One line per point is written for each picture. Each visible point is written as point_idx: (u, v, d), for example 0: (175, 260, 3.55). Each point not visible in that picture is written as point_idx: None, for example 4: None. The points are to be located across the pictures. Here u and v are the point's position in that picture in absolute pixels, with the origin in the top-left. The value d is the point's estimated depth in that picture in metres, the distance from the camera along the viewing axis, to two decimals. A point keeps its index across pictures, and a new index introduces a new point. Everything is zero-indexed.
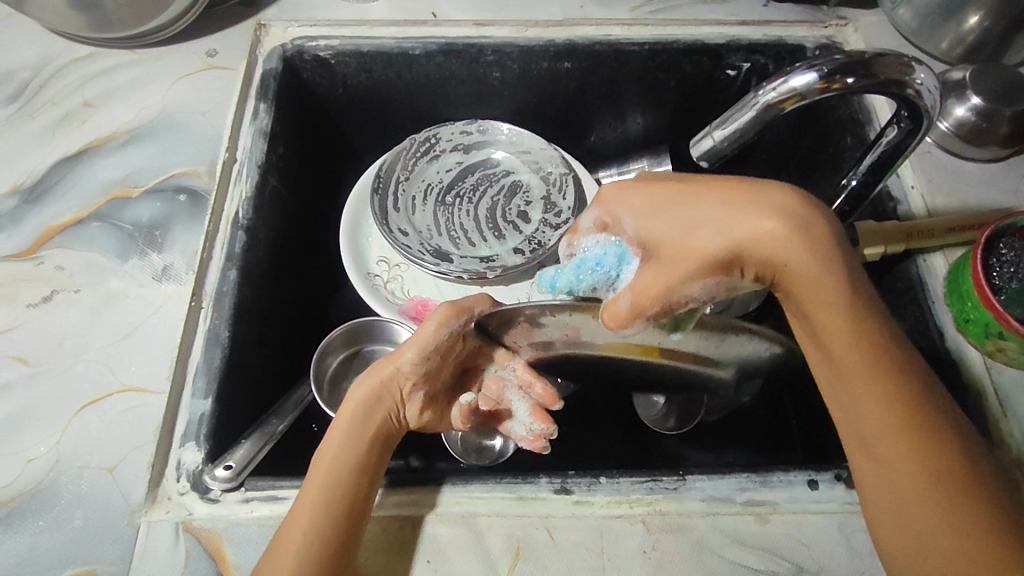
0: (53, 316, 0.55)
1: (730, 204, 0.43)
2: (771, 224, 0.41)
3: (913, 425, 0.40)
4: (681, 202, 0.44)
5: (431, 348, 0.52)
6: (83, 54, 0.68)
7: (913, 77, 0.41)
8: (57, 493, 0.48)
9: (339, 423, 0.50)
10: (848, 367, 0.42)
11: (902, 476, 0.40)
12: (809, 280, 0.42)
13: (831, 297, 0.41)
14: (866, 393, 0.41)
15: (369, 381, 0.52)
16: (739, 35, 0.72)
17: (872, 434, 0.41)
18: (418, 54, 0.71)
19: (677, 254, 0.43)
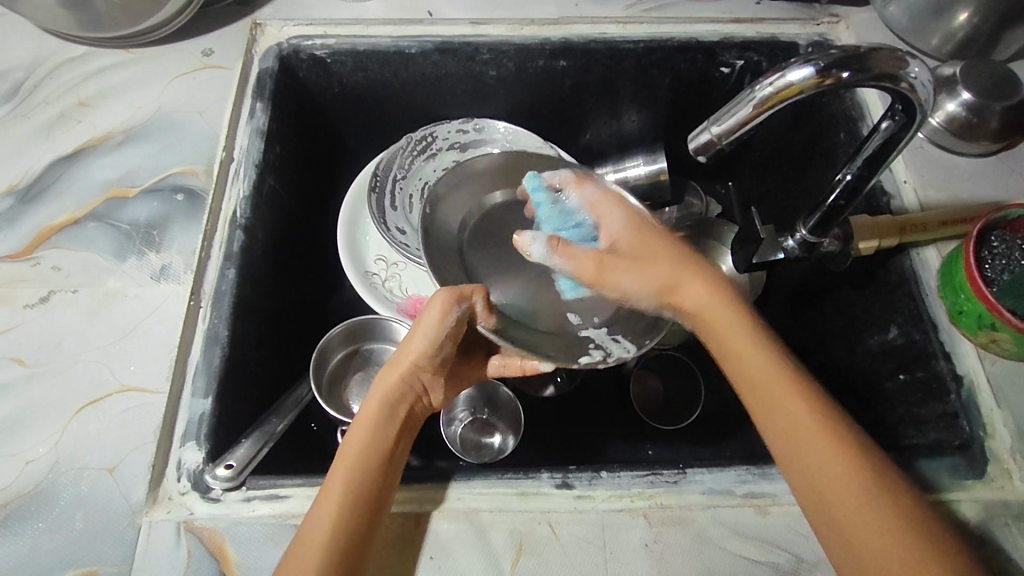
0: (50, 317, 0.55)
1: (661, 248, 0.51)
2: (689, 261, 0.51)
3: (833, 427, 0.44)
4: (641, 241, 0.51)
5: (440, 338, 0.50)
6: (78, 53, 0.68)
7: (907, 72, 0.42)
8: (56, 495, 0.48)
9: (366, 414, 0.49)
10: (773, 390, 0.46)
11: (838, 484, 0.43)
12: (725, 320, 0.49)
13: (738, 317, 0.49)
14: (796, 410, 0.45)
15: (383, 380, 0.50)
16: (732, 32, 0.73)
17: (799, 443, 0.44)
18: (414, 53, 0.71)
19: (633, 271, 0.50)
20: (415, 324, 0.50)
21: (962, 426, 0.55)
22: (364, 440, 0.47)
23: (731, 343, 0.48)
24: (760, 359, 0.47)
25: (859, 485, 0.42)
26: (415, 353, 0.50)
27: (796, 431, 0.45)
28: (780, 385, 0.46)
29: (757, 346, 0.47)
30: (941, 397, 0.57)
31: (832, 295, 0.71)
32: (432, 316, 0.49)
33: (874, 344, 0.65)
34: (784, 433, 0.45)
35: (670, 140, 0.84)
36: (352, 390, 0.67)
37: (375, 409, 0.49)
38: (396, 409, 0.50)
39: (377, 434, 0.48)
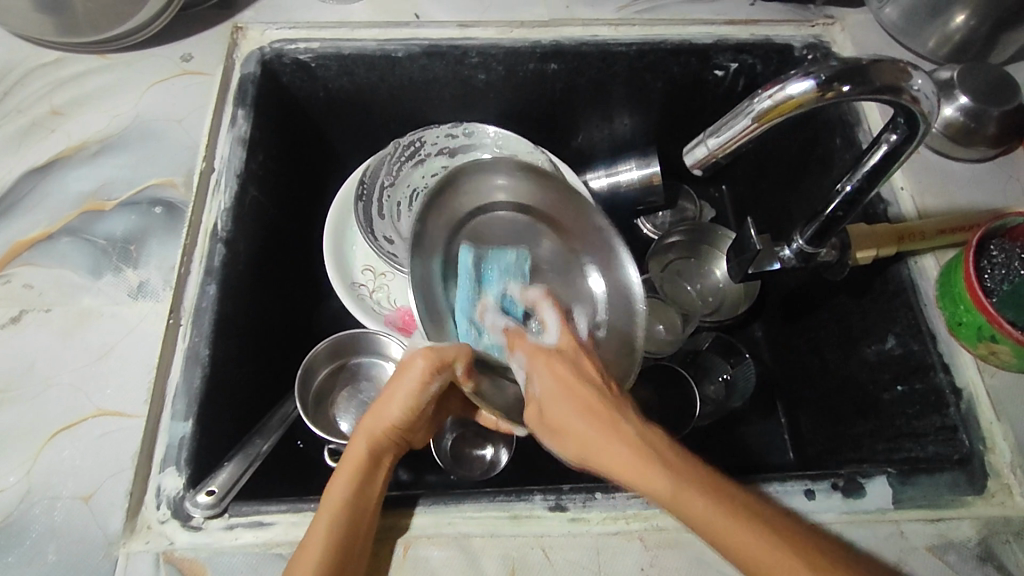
0: (23, 337, 0.53)
1: (567, 395, 0.47)
2: (577, 360, 0.49)
3: (752, 514, 0.40)
4: (556, 375, 0.48)
5: (422, 393, 0.48)
6: (51, 59, 0.65)
7: (909, 84, 0.40)
8: (29, 527, 0.46)
9: (345, 466, 0.48)
10: (666, 493, 0.41)
11: (769, 566, 0.38)
12: (583, 424, 0.45)
13: (614, 442, 0.44)
14: (702, 507, 0.40)
15: (363, 440, 0.49)
16: (726, 34, 0.71)
17: (721, 536, 0.39)
18: (401, 57, 0.69)
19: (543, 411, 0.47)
20: (400, 372, 0.48)
21: (962, 440, 0.54)
22: (353, 480, 0.46)
23: (600, 444, 0.44)
24: (645, 471, 0.42)
25: (796, 566, 0.38)
26: (401, 400, 0.48)
27: (713, 531, 0.40)
28: (664, 472, 0.42)
29: (614, 454, 0.43)
30: (940, 410, 0.56)
31: (828, 303, 0.69)
32: (418, 365, 0.47)
33: (871, 354, 0.63)
34: (710, 529, 0.40)
35: (663, 144, 0.83)
36: (339, 406, 0.65)
37: (363, 451, 0.48)
38: (381, 455, 0.49)
39: (363, 477, 0.47)
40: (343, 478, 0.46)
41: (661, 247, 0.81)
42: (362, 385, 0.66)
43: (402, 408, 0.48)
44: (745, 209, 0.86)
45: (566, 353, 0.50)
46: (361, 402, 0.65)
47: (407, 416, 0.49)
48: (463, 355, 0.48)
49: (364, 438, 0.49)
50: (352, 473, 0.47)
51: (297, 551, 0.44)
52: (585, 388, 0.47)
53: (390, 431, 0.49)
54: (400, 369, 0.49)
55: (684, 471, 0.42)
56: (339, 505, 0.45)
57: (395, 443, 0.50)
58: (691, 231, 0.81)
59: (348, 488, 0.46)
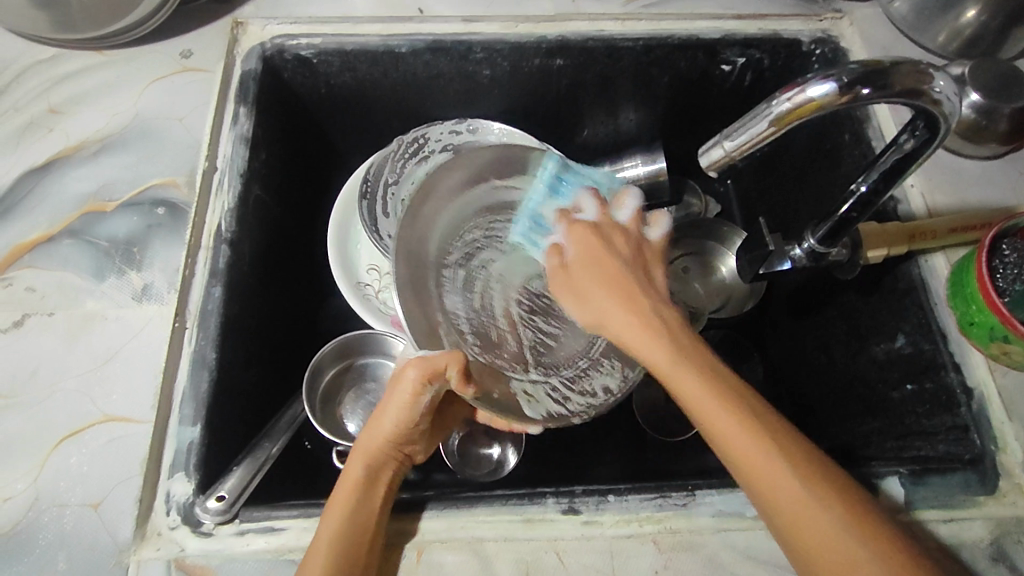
0: (25, 342, 0.52)
1: (597, 276, 0.50)
2: (626, 257, 0.51)
3: (787, 447, 0.41)
4: (584, 249, 0.52)
5: (413, 406, 0.47)
6: (47, 56, 0.64)
7: (931, 86, 0.40)
8: (37, 535, 0.46)
9: (347, 481, 0.47)
10: (704, 409, 0.43)
11: (787, 497, 0.40)
12: (647, 352, 0.46)
13: (657, 341, 0.46)
14: (741, 433, 0.41)
15: (361, 459, 0.48)
16: (734, 29, 0.70)
17: (748, 462, 0.41)
18: (405, 52, 0.68)
19: (583, 263, 0.51)
20: (393, 386, 0.48)
21: (973, 439, 0.54)
22: (352, 496, 0.46)
23: (661, 369, 0.45)
24: (686, 383, 0.44)
25: (817, 507, 0.39)
26: (394, 412, 0.48)
27: (745, 457, 0.41)
28: (708, 398, 0.43)
29: (657, 356, 0.46)
30: (951, 409, 0.56)
31: (836, 300, 0.69)
32: (409, 376, 0.46)
33: (880, 352, 0.63)
34: (736, 455, 0.42)
35: (668, 139, 0.82)
36: (346, 407, 0.64)
37: (361, 467, 0.48)
38: (380, 472, 0.49)
39: (365, 493, 0.46)
40: (343, 494, 0.46)
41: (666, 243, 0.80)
42: (369, 386, 0.66)
43: (396, 420, 0.48)
44: (748, 203, 0.86)
45: (601, 229, 0.53)
46: (368, 402, 0.65)
47: (403, 429, 0.48)
48: (454, 364, 0.44)
49: (361, 456, 0.48)
50: (351, 489, 0.46)
51: (305, 555, 0.44)
52: (630, 292, 0.49)
53: (386, 445, 0.49)
54: (395, 380, 0.48)
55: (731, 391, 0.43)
56: (342, 520, 0.44)
57: (394, 458, 0.50)
58: (697, 228, 0.80)
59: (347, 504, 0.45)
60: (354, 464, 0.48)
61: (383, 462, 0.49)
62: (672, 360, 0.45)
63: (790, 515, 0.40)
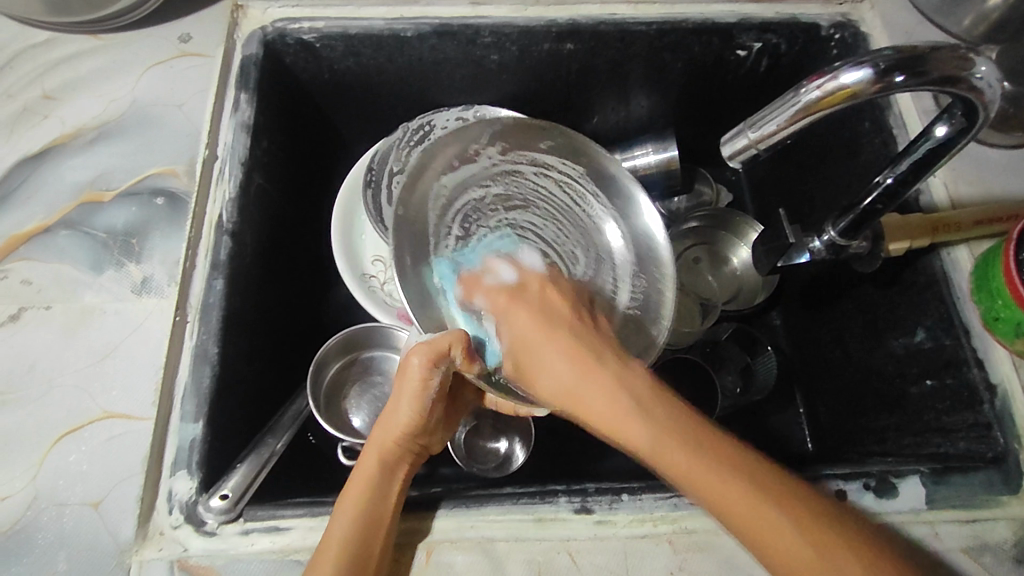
0: (23, 336, 0.51)
1: (536, 326, 0.49)
2: (540, 299, 0.51)
3: (749, 472, 0.40)
4: (522, 325, 0.49)
5: (422, 393, 0.48)
6: (41, 40, 0.62)
7: (972, 72, 0.38)
8: (38, 534, 0.45)
9: (361, 472, 0.47)
10: (653, 445, 0.41)
11: (751, 520, 0.39)
12: (588, 398, 0.44)
13: (595, 384, 0.45)
14: (687, 465, 0.40)
15: (375, 452, 0.48)
16: (751, 12, 0.68)
17: (704, 486, 0.40)
18: (410, 37, 0.65)
19: (529, 346, 0.48)
20: (401, 375, 0.48)
21: (996, 438, 0.53)
22: (366, 490, 0.46)
23: (602, 415, 0.44)
24: (624, 421, 0.43)
25: (775, 516, 0.38)
26: (408, 401, 0.48)
27: (687, 479, 0.40)
28: (653, 435, 0.42)
29: (589, 399, 0.44)
30: (973, 407, 0.54)
31: (851, 292, 0.67)
32: (415, 363, 0.46)
33: (898, 347, 0.61)
34: (687, 483, 0.41)
35: (680, 126, 0.80)
36: (351, 400, 0.63)
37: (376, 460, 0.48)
38: (398, 465, 0.49)
39: (380, 486, 0.46)
40: (355, 490, 0.45)
41: (678, 232, 0.78)
42: (375, 379, 0.64)
43: (410, 412, 0.48)
44: (761, 193, 0.84)
45: (524, 294, 0.51)
46: (374, 396, 0.63)
47: (418, 420, 0.49)
48: (459, 342, 0.46)
49: (376, 450, 0.48)
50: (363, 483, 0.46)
51: (314, 557, 0.43)
52: (562, 326, 0.49)
53: (402, 440, 0.49)
54: (402, 372, 0.49)
55: (662, 423, 0.42)
56: (356, 513, 0.44)
57: (410, 452, 0.50)
58: (708, 217, 0.78)
59: (359, 501, 0.45)
60: (368, 459, 0.48)
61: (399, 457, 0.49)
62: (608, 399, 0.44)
63: (761, 538, 0.38)
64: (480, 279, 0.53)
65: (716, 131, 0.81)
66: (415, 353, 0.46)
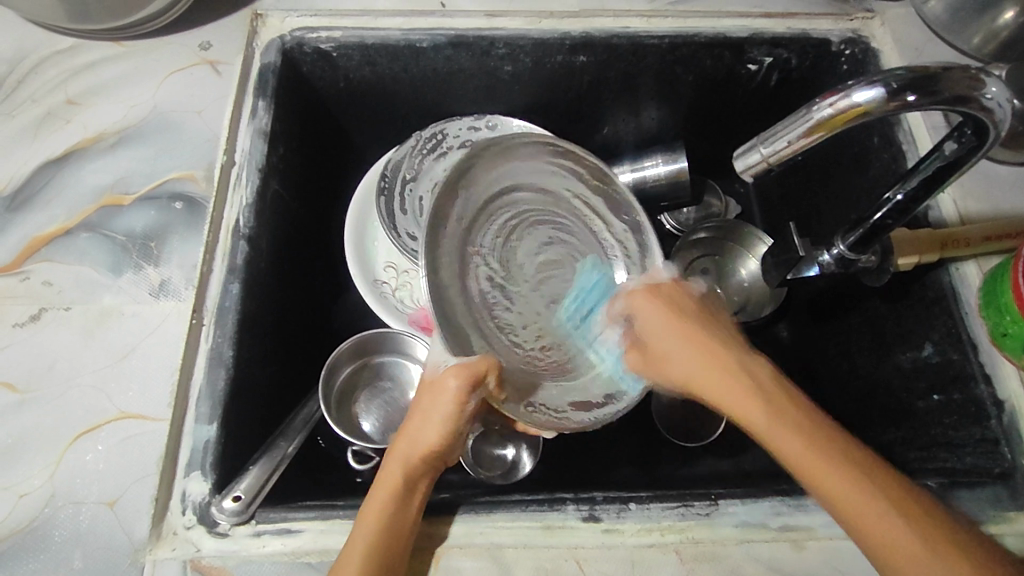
0: (42, 336, 0.51)
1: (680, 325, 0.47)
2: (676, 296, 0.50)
3: (867, 475, 0.41)
4: (652, 322, 0.48)
5: (452, 416, 0.47)
6: (66, 46, 0.63)
7: (983, 92, 0.39)
8: (53, 533, 0.45)
9: (383, 485, 0.46)
10: (769, 426, 0.42)
11: (870, 517, 0.40)
12: (718, 384, 0.44)
13: (727, 371, 0.44)
14: (770, 418, 0.42)
15: (400, 466, 0.47)
16: (762, 27, 0.68)
17: (811, 471, 0.41)
18: (426, 47, 0.66)
19: (657, 350, 0.48)
20: (430, 394, 0.48)
21: (1003, 455, 0.53)
22: (388, 505, 0.45)
23: (722, 390, 0.44)
24: (749, 405, 0.43)
25: (893, 519, 0.39)
26: (437, 420, 0.47)
27: (817, 474, 0.41)
28: (763, 416, 0.43)
29: (687, 363, 0.46)
30: (981, 422, 0.54)
31: (860, 306, 0.67)
32: (450, 384, 0.46)
33: (906, 361, 0.61)
34: (812, 475, 0.41)
35: (690, 137, 0.81)
36: (361, 404, 0.64)
37: (399, 472, 0.46)
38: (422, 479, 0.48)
39: (402, 502, 0.45)
40: (374, 509, 0.45)
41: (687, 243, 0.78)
42: (384, 384, 0.65)
43: (436, 426, 0.47)
44: (769, 205, 0.84)
45: (661, 292, 0.50)
46: (383, 401, 0.64)
47: (445, 437, 0.48)
48: (493, 365, 0.46)
49: (399, 462, 0.47)
50: (387, 496, 0.45)
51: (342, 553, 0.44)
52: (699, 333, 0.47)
53: (424, 454, 0.47)
54: (430, 390, 0.48)
55: (779, 403, 0.43)
56: (378, 529, 0.44)
57: (433, 468, 0.48)
58: (718, 229, 0.79)
59: (383, 517, 0.44)
60: (391, 473, 0.47)
61: (422, 473, 0.47)
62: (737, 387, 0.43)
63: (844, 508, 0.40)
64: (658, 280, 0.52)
65: (726, 143, 0.81)
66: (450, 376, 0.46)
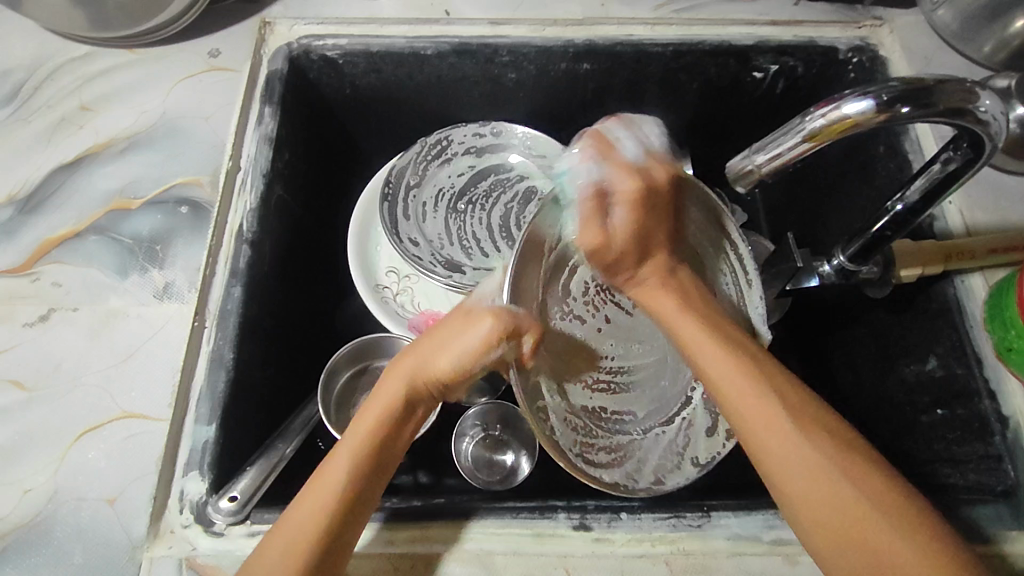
0: (50, 335, 0.53)
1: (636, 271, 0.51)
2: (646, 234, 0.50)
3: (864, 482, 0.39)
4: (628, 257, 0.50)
5: (469, 360, 0.47)
6: (80, 53, 0.65)
7: (977, 105, 0.38)
8: (55, 528, 0.47)
9: (378, 403, 0.48)
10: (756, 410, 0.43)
11: (835, 511, 0.39)
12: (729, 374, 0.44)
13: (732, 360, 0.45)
14: (782, 429, 0.42)
15: (401, 383, 0.48)
16: (768, 35, 0.68)
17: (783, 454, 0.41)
18: (430, 55, 0.67)
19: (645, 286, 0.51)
20: (463, 325, 0.47)
21: (1006, 473, 0.52)
22: (383, 421, 0.47)
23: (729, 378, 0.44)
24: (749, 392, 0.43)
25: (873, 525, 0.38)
26: (457, 352, 0.47)
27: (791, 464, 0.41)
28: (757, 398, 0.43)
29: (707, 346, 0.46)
30: (984, 438, 0.53)
31: (864, 317, 0.66)
32: (485, 323, 0.46)
33: (909, 374, 0.60)
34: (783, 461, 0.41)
35: (696, 145, 0.80)
36: (360, 409, 0.64)
37: (399, 392, 0.47)
38: (416, 405, 0.49)
39: (391, 421, 0.47)
40: (363, 428, 0.46)
41: None
42: None
43: (452, 364, 0.47)
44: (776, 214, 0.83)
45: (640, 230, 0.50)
46: None
47: (455, 375, 0.47)
48: (535, 329, 0.46)
49: (401, 380, 0.48)
50: (382, 414, 0.47)
51: (288, 514, 0.43)
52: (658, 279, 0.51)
53: (429, 381, 0.48)
54: (465, 322, 0.47)
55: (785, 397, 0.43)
56: (358, 452, 0.45)
57: (432, 396, 0.49)
58: None
59: (375, 431, 0.46)
60: (392, 386, 0.48)
61: (420, 397, 0.49)
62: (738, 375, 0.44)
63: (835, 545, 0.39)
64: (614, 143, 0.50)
65: (733, 151, 0.80)
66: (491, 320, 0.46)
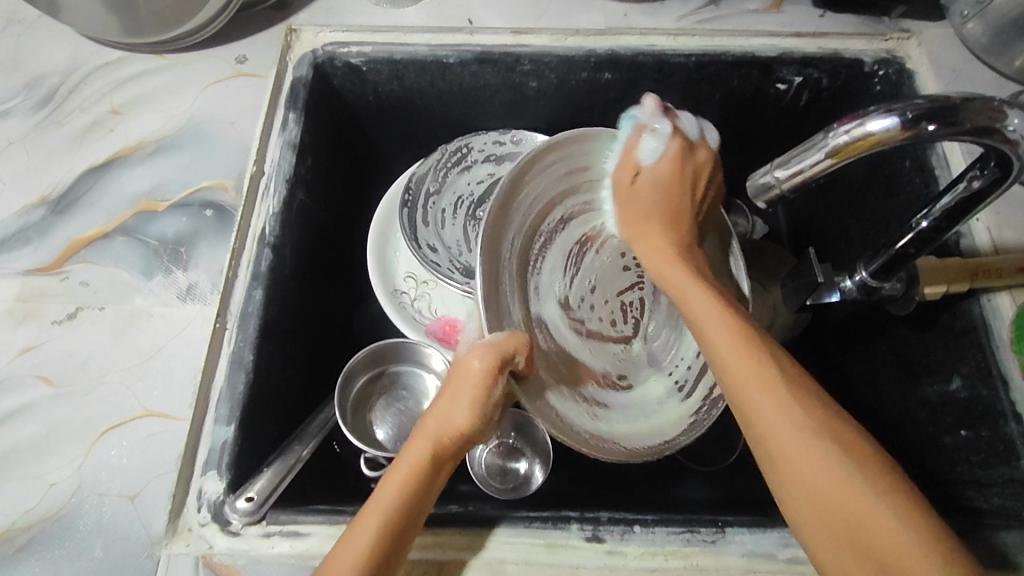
0: (77, 333, 0.54)
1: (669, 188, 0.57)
2: (688, 173, 0.57)
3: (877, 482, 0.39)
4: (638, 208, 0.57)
5: (484, 406, 0.46)
6: (113, 58, 0.67)
7: (1005, 124, 0.37)
8: (77, 523, 0.48)
9: (393, 474, 0.46)
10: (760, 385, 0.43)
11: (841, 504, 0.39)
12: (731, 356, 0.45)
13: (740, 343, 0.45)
14: (786, 410, 0.42)
15: (424, 443, 0.46)
16: (793, 47, 0.67)
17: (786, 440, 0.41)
18: (452, 63, 0.68)
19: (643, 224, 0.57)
20: (459, 376, 0.47)
21: None
22: (408, 484, 0.45)
23: (737, 364, 0.44)
24: (756, 377, 0.44)
25: (881, 518, 0.38)
26: (466, 402, 0.46)
27: (788, 452, 0.41)
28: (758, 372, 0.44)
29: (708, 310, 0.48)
30: (1008, 461, 0.52)
31: (886, 333, 0.65)
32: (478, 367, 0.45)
33: (933, 393, 0.59)
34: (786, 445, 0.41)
35: (716, 156, 0.80)
36: (376, 413, 0.64)
37: (426, 451, 0.46)
38: (442, 462, 0.47)
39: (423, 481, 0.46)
40: (391, 488, 0.45)
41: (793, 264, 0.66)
42: (400, 394, 0.65)
43: (467, 410, 0.46)
44: (796, 228, 0.83)
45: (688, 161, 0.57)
46: (398, 410, 0.64)
47: (472, 421, 0.46)
48: (524, 348, 0.46)
49: (428, 437, 0.46)
50: (405, 482, 0.45)
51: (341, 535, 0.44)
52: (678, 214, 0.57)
53: (449, 434, 0.47)
54: (460, 371, 0.46)
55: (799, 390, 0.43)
56: (390, 510, 0.44)
57: (456, 449, 0.48)
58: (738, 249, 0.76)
59: (403, 492, 0.45)
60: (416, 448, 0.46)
61: (446, 453, 0.47)
62: (746, 360, 0.44)
63: (786, 454, 0.41)
64: (639, 145, 0.56)
65: (754, 162, 0.80)
66: (487, 360, 0.45)
